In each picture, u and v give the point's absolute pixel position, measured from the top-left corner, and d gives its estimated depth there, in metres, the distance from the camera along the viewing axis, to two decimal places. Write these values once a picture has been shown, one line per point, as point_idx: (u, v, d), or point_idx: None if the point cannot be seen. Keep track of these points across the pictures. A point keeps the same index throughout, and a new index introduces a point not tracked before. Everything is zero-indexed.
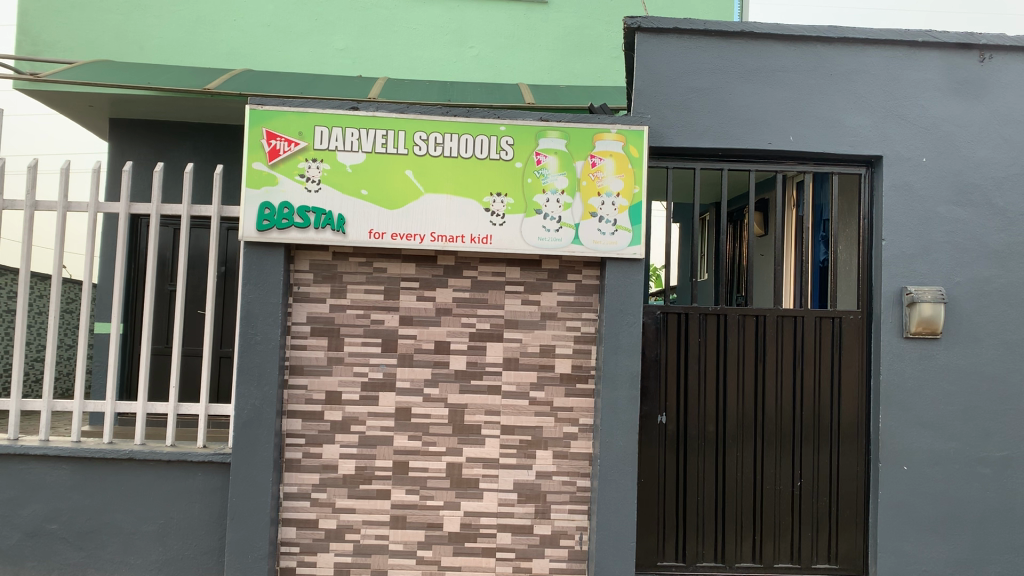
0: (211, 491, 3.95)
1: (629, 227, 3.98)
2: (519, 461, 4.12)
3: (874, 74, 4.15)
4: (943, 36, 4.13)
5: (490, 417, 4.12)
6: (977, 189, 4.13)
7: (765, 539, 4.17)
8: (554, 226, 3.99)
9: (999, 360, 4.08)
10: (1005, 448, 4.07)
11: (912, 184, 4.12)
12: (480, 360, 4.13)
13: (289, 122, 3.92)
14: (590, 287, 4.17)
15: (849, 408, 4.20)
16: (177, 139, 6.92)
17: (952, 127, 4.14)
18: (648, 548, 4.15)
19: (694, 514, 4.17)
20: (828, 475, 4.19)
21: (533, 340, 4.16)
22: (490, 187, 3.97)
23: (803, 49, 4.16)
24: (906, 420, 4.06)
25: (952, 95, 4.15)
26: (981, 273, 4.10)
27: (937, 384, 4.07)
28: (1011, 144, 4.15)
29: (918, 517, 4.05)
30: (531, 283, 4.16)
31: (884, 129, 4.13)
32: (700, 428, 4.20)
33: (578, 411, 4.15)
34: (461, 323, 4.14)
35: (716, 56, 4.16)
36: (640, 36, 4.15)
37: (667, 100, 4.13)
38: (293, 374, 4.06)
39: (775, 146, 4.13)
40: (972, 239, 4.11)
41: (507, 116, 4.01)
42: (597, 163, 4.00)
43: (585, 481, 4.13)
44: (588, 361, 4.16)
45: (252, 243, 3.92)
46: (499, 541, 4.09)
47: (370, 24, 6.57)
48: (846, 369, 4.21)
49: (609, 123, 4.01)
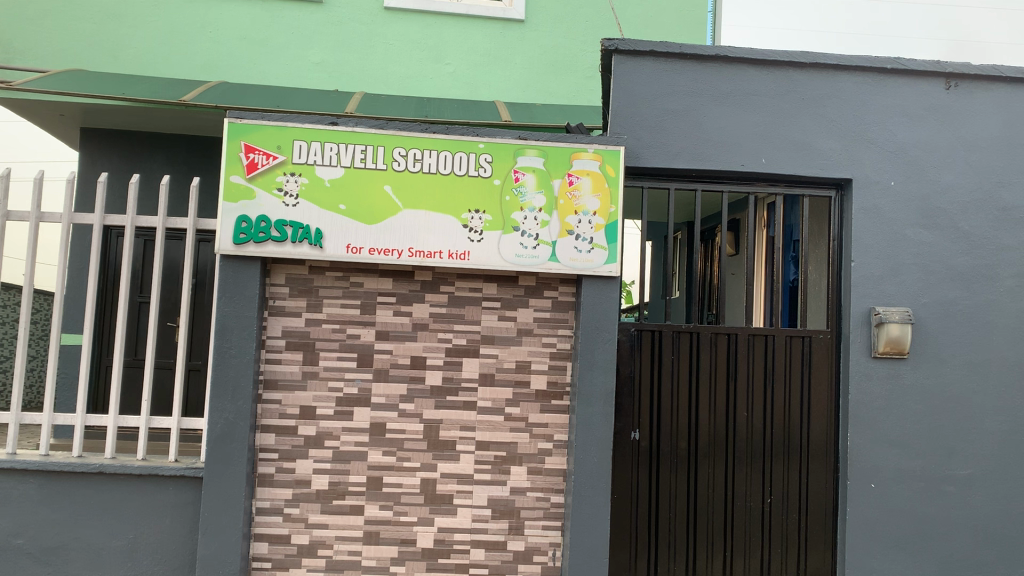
0: (182, 506, 3.93)
1: (605, 246, 4.04)
2: (493, 476, 4.13)
3: (844, 100, 4.24)
4: (910, 63, 4.23)
5: (466, 433, 4.13)
6: (943, 213, 4.22)
7: (735, 555, 4.21)
8: (531, 243, 4.03)
9: (963, 380, 4.17)
10: (968, 466, 4.14)
11: (881, 207, 4.21)
12: (455, 376, 4.15)
13: (268, 136, 3.93)
14: (566, 303, 4.21)
15: (818, 426, 4.26)
16: (152, 151, 6.90)
17: (918, 152, 4.24)
18: (619, 563, 4.17)
19: (666, 529, 4.20)
20: (797, 492, 4.24)
21: (508, 356, 4.18)
22: (468, 203, 4.01)
23: (775, 73, 4.24)
24: (874, 439, 4.13)
25: (920, 120, 4.25)
26: (945, 295, 4.19)
27: (904, 403, 4.14)
28: (976, 169, 4.25)
29: (884, 534, 4.11)
30: (508, 299, 4.19)
31: (853, 153, 4.22)
32: (672, 444, 4.24)
33: (553, 427, 4.17)
34: (437, 339, 4.15)
35: (691, 78, 4.23)
36: (616, 58, 4.21)
37: (642, 121, 4.20)
38: (268, 388, 4.05)
39: (748, 168, 4.20)
40: (938, 261, 4.20)
41: (486, 133, 4.05)
42: (574, 182, 4.05)
43: (558, 497, 4.15)
44: (563, 377, 4.20)
45: (228, 256, 3.92)
46: (472, 557, 4.09)
47: (348, 40, 6.61)
48: (816, 387, 4.28)
49: (586, 142, 4.06)
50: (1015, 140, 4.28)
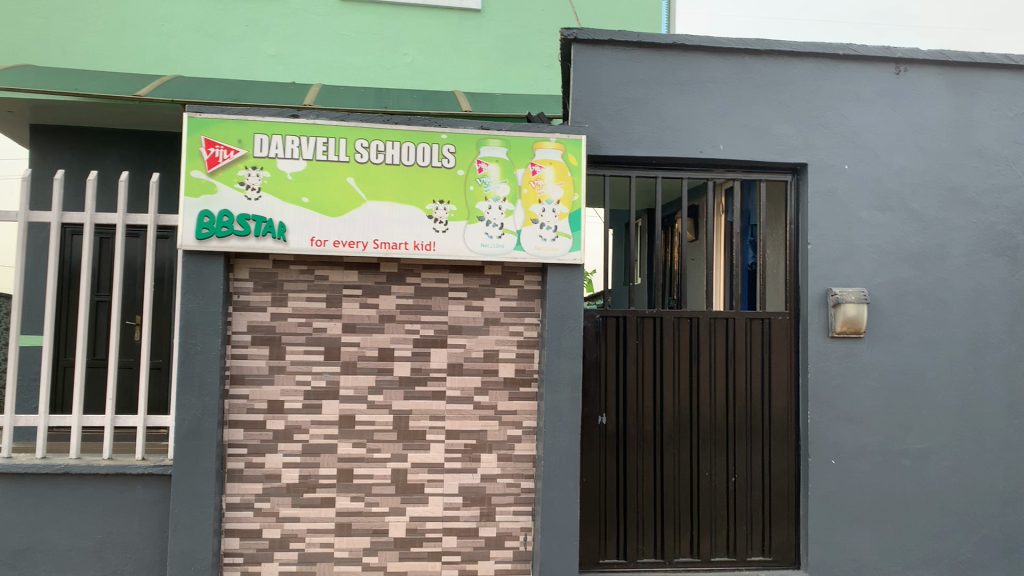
0: (151, 504, 3.91)
1: (569, 234, 4.09)
2: (463, 465, 4.17)
3: (798, 86, 4.32)
4: (862, 49, 4.32)
5: (435, 422, 4.16)
6: (895, 195, 4.33)
7: (702, 534, 4.30)
8: (496, 233, 4.06)
9: (918, 357, 4.29)
10: (923, 440, 4.27)
11: (836, 190, 4.30)
12: (424, 367, 4.17)
13: (228, 130, 3.91)
14: (532, 292, 4.26)
15: (779, 405, 4.36)
16: (108, 148, 6.81)
17: (871, 136, 4.34)
18: (589, 545, 4.23)
19: (634, 511, 4.27)
20: (760, 470, 4.33)
21: (476, 345, 4.21)
22: (432, 194, 4.02)
23: (730, 60, 4.31)
24: (833, 416, 4.23)
25: (872, 105, 4.35)
26: (899, 275, 4.30)
27: (861, 381, 4.25)
28: (926, 152, 4.36)
29: (845, 509, 4.22)
30: (474, 289, 4.22)
31: (808, 138, 4.31)
32: (638, 428, 4.31)
33: (521, 414, 4.22)
34: (404, 330, 4.17)
35: (648, 67, 4.28)
36: (576, 47, 4.24)
37: (602, 110, 4.24)
38: (235, 383, 4.04)
39: (707, 154, 4.27)
40: (891, 242, 4.31)
41: (448, 124, 4.07)
42: (537, 171, 4.09)
43: (528, 483, 4.20)
44: (531, 365, 4.25)
45: (191, 252, 3.90)
46: (444, 544, 4.13)
47: (306, 32, 6.57)
48: (776, 367, 4.37)
49: (547, 131, 4.10)
50: (963, 123, 4.40)
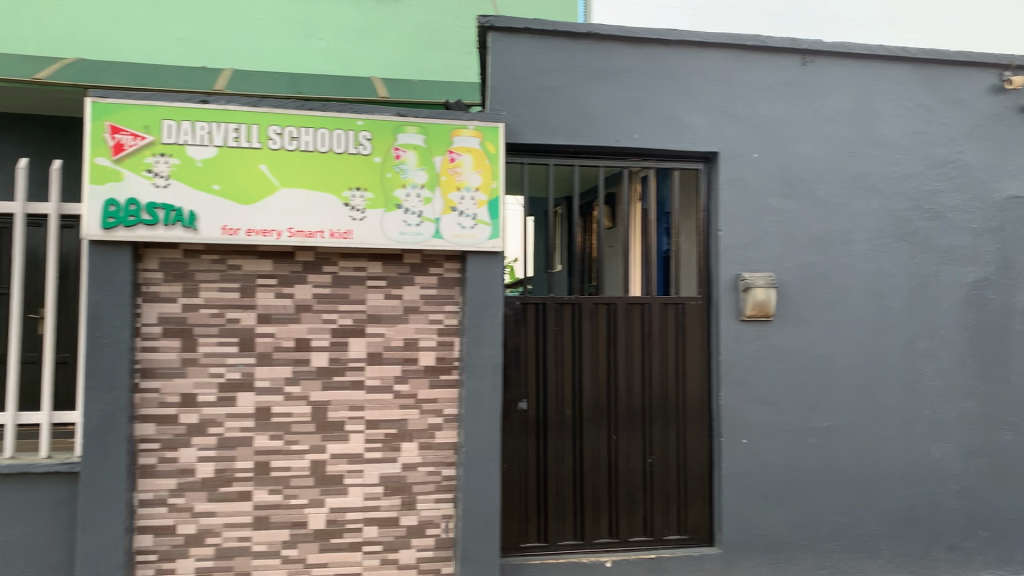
0: (57, 503, 3.77)
1: (488, 221, 4.11)
2: (384, 454, 4.15)
3: (709, 76, 4.42)
4: (769, 41, 4.44)
5: (354, 413, 4.13)
6: (802, 183, 4.47)
7: (620, 515, 4.39)
8: (414, 221, 4.04)
9: (823, 338, 4.46)
10: (830, 419, 4.45)
11: (746, 178, 4.42)
12: (342, 357, 4.13)
13: (133, 116, 3.77)
14: (451, 280, 4.25)
15: (693, 388, 4.48)
16: (4, 133, 6.49)
17: (779, 125, 4.47)
18: (511, 529, 4.27)
19: (554, 494, 4.33)
20: (676, 452, 4.45)
21: (395, 334, 4.18)
22: (349, 181, 3.97)
23: (643, 50, 4.37)
24: (744, 397, 4.37)
25: (779, 95, 4.48)
26: (806, 260, 4.46)
27: (771, 362, 4.41)
28: (830, 141, 4.52)
29: (756, 486, 4.38)
30: (393, 277, 4.19)
31: (719, 127, 4.41)
32: (558, 412, 4.36)
33: (442, 402, 4.22)
34: (322, 320, 4.12)
35: (564, 55, 4.31)
36: (493, 35, 4.23)
37: (519, 97, 4.25)
38: (145, 377, 3.92)
39: (622, 143, 4.33)
40: (798, 228, 4.46)
41: (364, 110, 4.02)
42: (455, 158, 4.08)
43: (449, 470, 4.21)
44: (451, 353, 4.25)
45: (96, 242, 3.75)
46: (365, 535, 4.11)
47: (215, 14, 6.37)
48: (690, 351, 4.49)
49: (465, 119, 4.09)
50: (864, 113, 4.57)
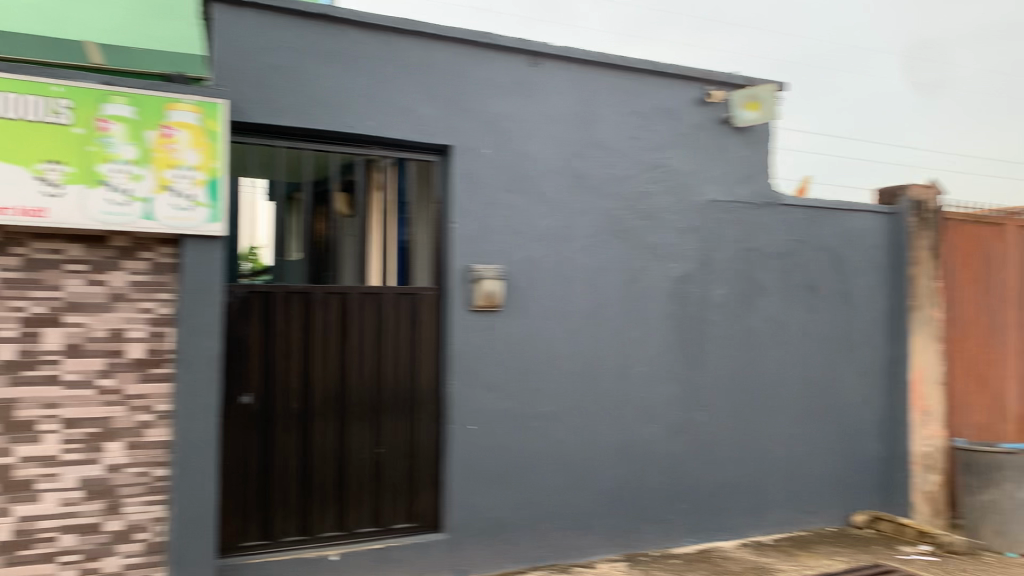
0: None
1: (206, 203, 3.89)
2: (85, 456, 3.75)
3: (443, 70, 4.47)
4: (500, 39, 4.57)
5: (49, 411, 3.70)
6: (529, 179, 4.66)
7: (348, 507, 4.33)
8: (119, 199, 3.71)
9: (547, 328, 4.69)
10: (552, 404, 4.69)
11: (477, 172, 4.53)
12: (34, 349, 3.69)
13: None
14: (166, 266, 3.92)
15: (425, 377, 4.52)
16: None
17: (509, 122, 4.62)
18: (229, 528, 4.08)
19: (278, 489, 4.19)
20: (406, 440, 4.47)
21: (100, 324, 3.80)
22: (42, 153, 3.57)
23: (377, 38, 4.33)
24: (472, 385, 4.50)
25: (510, 93, 4.63)
26: (532, 254, 4.65)
27: (497, 351, 4.56)
28: (556, 140, 4.75)
29: (482, 471, 4.52)
30: (96, 261, 3.79)
31: (452, 121, 4.48)
32: (285, 404, 4.22)
33: (154, 398, 3.88)
34: (7, 308, 3.64)
35: (295, 36, 4.16)
36: (217, 8, 4.01)
37: (244, 77, 4.06)
38: None
39: (354, 130, 4.27)
40: (526, 222, 4.65)
41: (62, 75, 3.61)
42: (170, 134, 3.80)
43: (161, 470, 3.91)
44: (165, 345, 3.92)
45: None
46: (60, 544, 3.71)
47: None
48: (422, 340, 4.52)
49: (182, 93, 3.82)
50: (587, 116, 4.84)
